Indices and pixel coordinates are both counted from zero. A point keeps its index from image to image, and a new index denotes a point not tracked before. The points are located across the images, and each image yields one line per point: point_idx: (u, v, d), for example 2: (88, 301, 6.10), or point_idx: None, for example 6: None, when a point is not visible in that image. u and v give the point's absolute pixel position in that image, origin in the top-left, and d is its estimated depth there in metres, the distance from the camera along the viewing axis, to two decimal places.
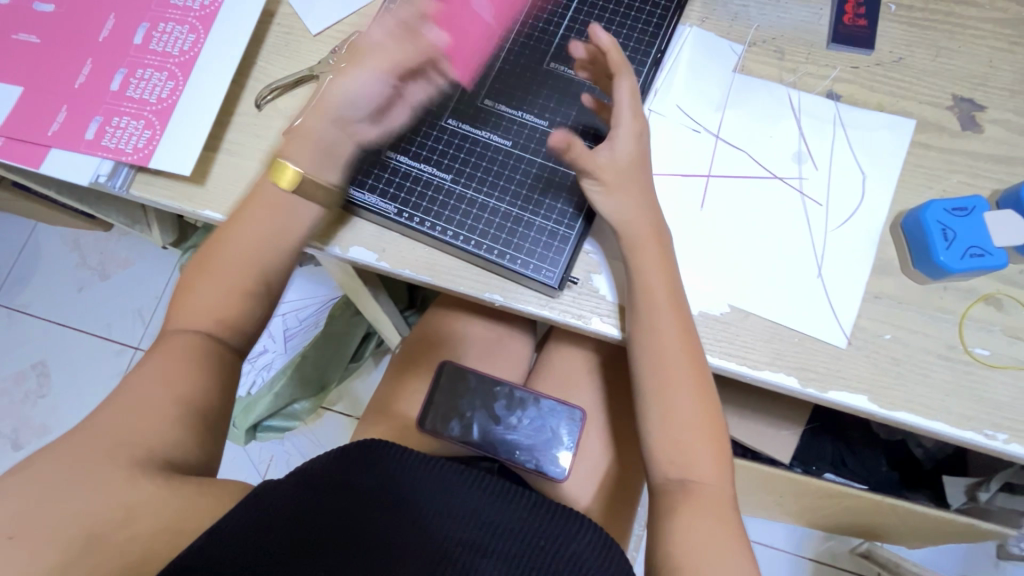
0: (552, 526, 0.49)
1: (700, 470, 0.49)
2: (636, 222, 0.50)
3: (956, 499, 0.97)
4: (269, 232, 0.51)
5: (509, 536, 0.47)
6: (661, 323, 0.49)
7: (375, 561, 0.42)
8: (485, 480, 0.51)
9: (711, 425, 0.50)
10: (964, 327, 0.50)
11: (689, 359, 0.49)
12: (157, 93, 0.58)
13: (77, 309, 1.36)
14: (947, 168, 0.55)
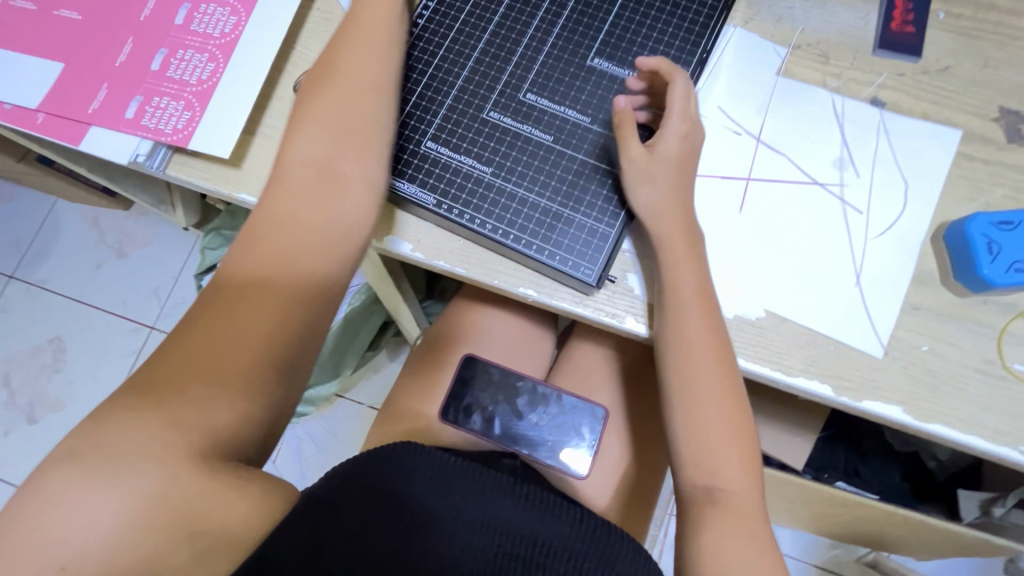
0: (597, 546, 0.50)
1: (729, 477, 0.49)
2: (676, 224, 0.50)
3: (969, 512, 0.95)
4: (382, 64, 0.50)
5: (556, 554, 0.48)
6: (693, 329, 0.49)
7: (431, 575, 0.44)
8: (533, 496, 0.52)
9: (742, 430, 0.50)
10: (1003, 342, 0.50)
11: (722, 364, 0.49)
12: (197, 75, 0.58)
13: (95, 286, 1.37)
14: (991, 181, 0.54)
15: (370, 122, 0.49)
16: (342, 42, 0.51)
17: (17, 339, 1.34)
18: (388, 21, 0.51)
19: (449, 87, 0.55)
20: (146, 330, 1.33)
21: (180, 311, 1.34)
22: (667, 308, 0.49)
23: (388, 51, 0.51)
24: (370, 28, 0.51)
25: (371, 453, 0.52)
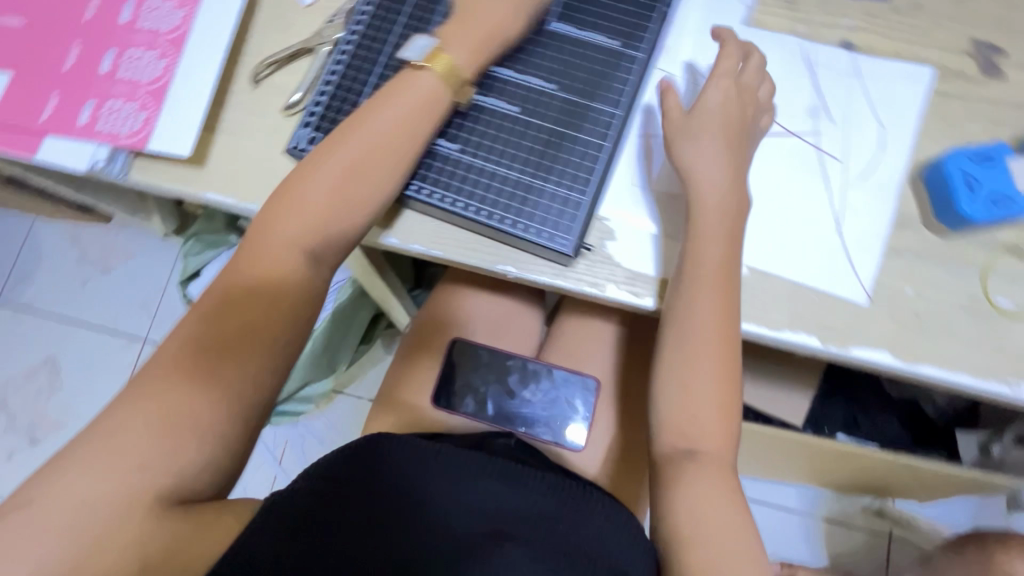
0: (570, 509, 0.52)
1: (707, 443, 0.49)
2: (715, 190, 0.49)
3: (968, 453, 0.96)
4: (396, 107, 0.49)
5: (527, 525, 0.49)
6: (702, 301, 0.48)
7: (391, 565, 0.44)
8: (499, 467, 0.53)
9: (725, 398, 0.49)
10: (987, 279, 0.49)
11: (726, 337, 0.48)
12: (150, 73, 0.56)
13: (82, 304, 1.35)
14: (967, 117, 0.53)
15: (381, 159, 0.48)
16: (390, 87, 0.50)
17: (9, 363, 1.33)
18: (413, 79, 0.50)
19: None
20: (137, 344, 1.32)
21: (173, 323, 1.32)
22: (683, 279, 0.49)
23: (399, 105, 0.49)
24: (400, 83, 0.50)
25: (361, 442, 0.52)
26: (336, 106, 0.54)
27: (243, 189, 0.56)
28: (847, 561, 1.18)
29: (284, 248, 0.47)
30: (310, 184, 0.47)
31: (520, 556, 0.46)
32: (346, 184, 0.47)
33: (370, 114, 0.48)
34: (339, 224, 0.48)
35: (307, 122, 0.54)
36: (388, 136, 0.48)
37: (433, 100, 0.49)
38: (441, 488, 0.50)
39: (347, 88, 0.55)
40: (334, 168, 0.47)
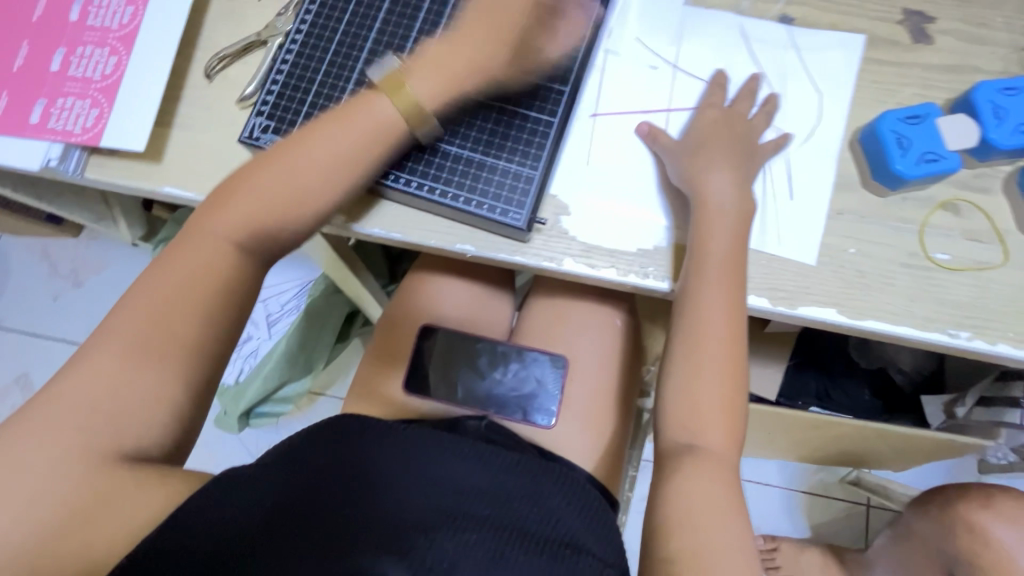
0: (533, 486, 0.53)
1: (709, 438, 0.48)
2: (727, 194, 0.51)
3: (935, 419, 0.98)
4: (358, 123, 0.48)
5: (486, 500, 0.50)
6: (710, 296, 0.49)
7: (340, 536, 0.43)
8: (463, 449, 0.54)
9: (730, 390, 0.48)
10: (925, 234, 0.52)
11: (732, 333, 0.49)
12: (101, 70, 0.56)
13: (53, 318, 1.33)
14: (900, 82, 0.55)
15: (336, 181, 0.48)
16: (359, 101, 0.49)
17: None
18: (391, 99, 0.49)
19: (358, 52, 0.56)
20: None
21: None
22: (692, 274, 0.50)
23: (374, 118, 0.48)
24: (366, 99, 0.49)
25: (330, 421, 0.54)
26: (289, 93, 0.55)
27: (200, 181, 0.56)
28: (827, 532, 1.21)
29: (229, 254, 0.47)
30: (253, 189, 0.47)
31: (477, 528, 0.46)
32: (295, 189, 0.47)
33: (336, 129, 0.48)
34: (283, 236, 0.48)
35: (260, 111, 0.55)
36: (352, 155, 0.48)
37: (396, 122, 0.48)
38: (400, 468, 0.51)
39: (299, 77, 0.55)
40: (281, 173, 0.48)
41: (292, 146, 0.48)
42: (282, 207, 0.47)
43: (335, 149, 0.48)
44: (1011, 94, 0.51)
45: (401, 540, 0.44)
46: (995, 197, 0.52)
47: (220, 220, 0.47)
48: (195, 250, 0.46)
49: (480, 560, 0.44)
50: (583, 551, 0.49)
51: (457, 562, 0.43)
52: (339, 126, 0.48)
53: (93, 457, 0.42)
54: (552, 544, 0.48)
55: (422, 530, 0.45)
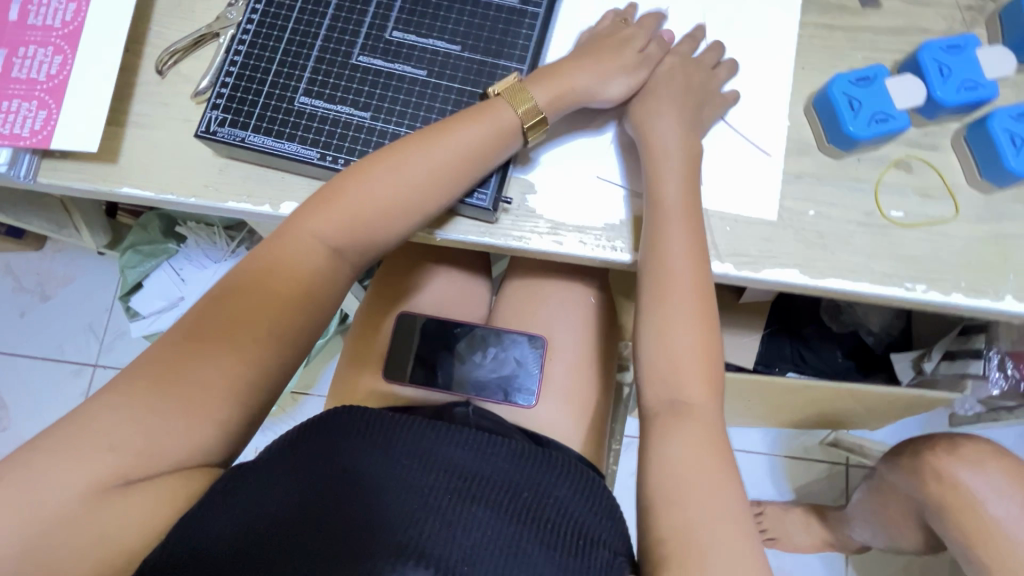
0: (537, 474, 0.54)
1: (691, 390, 0.49)
2: (673, 142, 0.52)
3: (904, 375, 1.00)
4: (433, 156, 0.50)
5: (495, 486, 0.51)
6: (673, 247, 0.50)
7: (362, 535, 0.45)
8: (466, 437, 0.55)
9: (706, 337, 0.50)
10: (879, 193, 0.53)
11: (696, 283, 0.50)
12: (46, 70, 0.55)
13: (22, 334, 1.29)
14: (851, 46, 0.56)
15: (405, 212, 0.51)
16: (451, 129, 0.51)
17: None
18: (483, 135, 0.51)
19: (312, 39, 0.54)
20: (87, 368, 1.27)
21: (123, 343, 1.28)
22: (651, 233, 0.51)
23: (436, 150, 0.50)
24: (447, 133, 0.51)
25: (319, 418, 0.54)
26: (244, 84, 0.54)
27: (157, 180, 0.55)
28: (810, 493, 1.24)
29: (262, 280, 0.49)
30: (347, 208, 0.50)
31: (488, 516, 0.48)
32: (355, 219, 0.50)
33: (406, 155, 0.50)
34: (296, 245, 0.50)
35: (215, 104, 0.54)
36: (421, 188, 0.50)
37: (467, 157, 0.50)
38: (409, 457, 0.52)
39: (253, 67, 0.54)
40: (357, 200, 0.50)
41: (368, 172, 0.51)
42: (346, 229, 0.51)
43: (429, 174, 0.50)
44: (955, 52, 0.52)
45: (415, 533, 0.46)
46: (945, 153, 0.54)
47: (288, 244, 0.50)
48: (265, 273, 0.50)
49: (492, 550, 0.46)
50: (596, 543, 0.50)
51: (475, 553, 0.46)
52: (419, 151, 0.50)
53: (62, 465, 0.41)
54: (564, 535, 0.49)
55: (437, 518, 0.47)
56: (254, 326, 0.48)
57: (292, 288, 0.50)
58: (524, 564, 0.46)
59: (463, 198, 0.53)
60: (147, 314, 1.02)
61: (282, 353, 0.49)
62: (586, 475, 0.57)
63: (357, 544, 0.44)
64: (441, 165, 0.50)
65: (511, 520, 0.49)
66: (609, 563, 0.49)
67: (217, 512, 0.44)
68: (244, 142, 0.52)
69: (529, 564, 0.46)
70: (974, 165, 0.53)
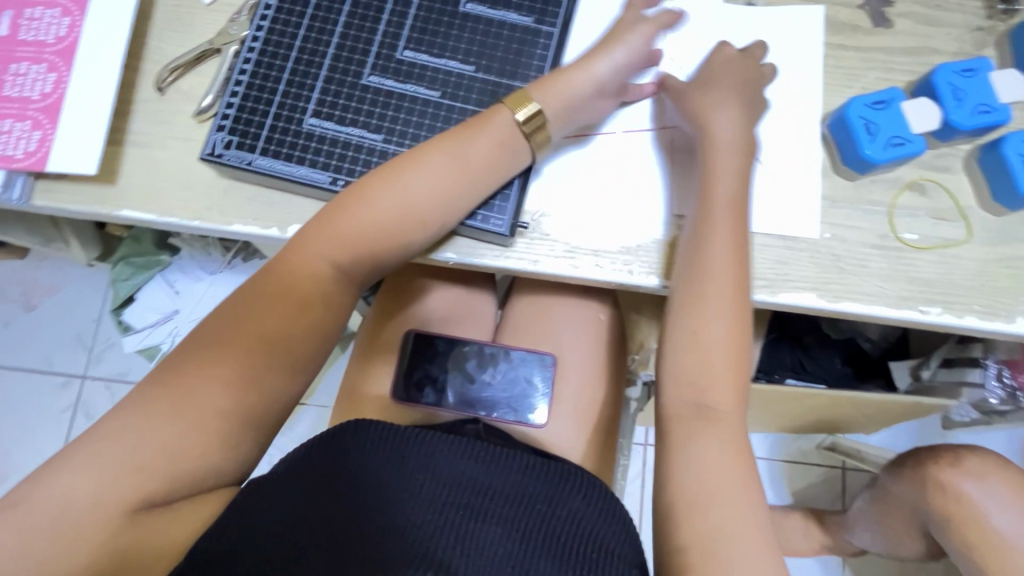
0: (549, 485, 0.53)
1: (713, 389, 0.47)
2: (728, 130, 0.51)
3: (902, 381, 1.00)
4: (449, 167, 0.50)
5: (506, 499, 0.50)
6: (716, 246, 0.49)
7: (369, 551, 0.44)
8: (477, 448, 0.54)
9: (736, 329, 0.48)
10: (893, 216, 0.53)
11: (737, 270, 0.48)
12: (40, 88, 0.52)
13: (7, 346, 1.26)
14: (864, 66, 0.56)
15: (419, 226, 0.49)
16: (466, 140, 0.50)
17: None
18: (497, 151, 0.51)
19: (321, 58, 0.54)
20: (75, 381, 1.24)
21: (112, 354, 1.25)
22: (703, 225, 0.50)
23: (450, 163, 0.50)
24: (457, 140, 0.50)
25: (336, 430, 0.51)
26: (250, 105, 0.53)
27: (159, 201, 0.53)
28: (807, 497, 1.26)
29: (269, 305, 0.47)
30: (358, 219, 0.48)
31: (498, 531, 0.47)
32: (366, 241, 0.49)
33: (415, 165, 0.49)
34: (306, 271, 0.48)
35: (221, 125, 0.53)
36: (436, 201, 0.49)
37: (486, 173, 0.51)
38: (419, 469, 0.50)
39: (259, 88, 0.53)
40: (362, 210, 0.48)
41: (377, 180, 0.49)
42: (359, 253, 0.49)
43: (442, 178, 0.49)
44: (968, 75, 0.52)
45: (427, 552, 0.44)
46: (957, 175, 0.54)
47: (297, 264, 0.48)
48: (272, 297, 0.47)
49: (505, 566, 0.45)
50: (607, 553, 0.48)
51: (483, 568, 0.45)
52: (438, 162, 0.50)
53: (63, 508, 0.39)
54: (576, 548, 0.48)
55: (445, 533, 0.46)
56: (263, 356, 0.45)
57: (302, 319, 0.47)
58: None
59: (463, 219, 0.52)
60: (142, 328, 1.00)
61: (294, 383, 0.48)
62: (599, 484, 0.55)
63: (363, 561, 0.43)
64: (451, 173, 0.50)
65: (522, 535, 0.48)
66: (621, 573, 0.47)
67: (220, 545, 0.42)
68: (252, 164, 0.52)
69: None
70: (987, 187, 0.53)
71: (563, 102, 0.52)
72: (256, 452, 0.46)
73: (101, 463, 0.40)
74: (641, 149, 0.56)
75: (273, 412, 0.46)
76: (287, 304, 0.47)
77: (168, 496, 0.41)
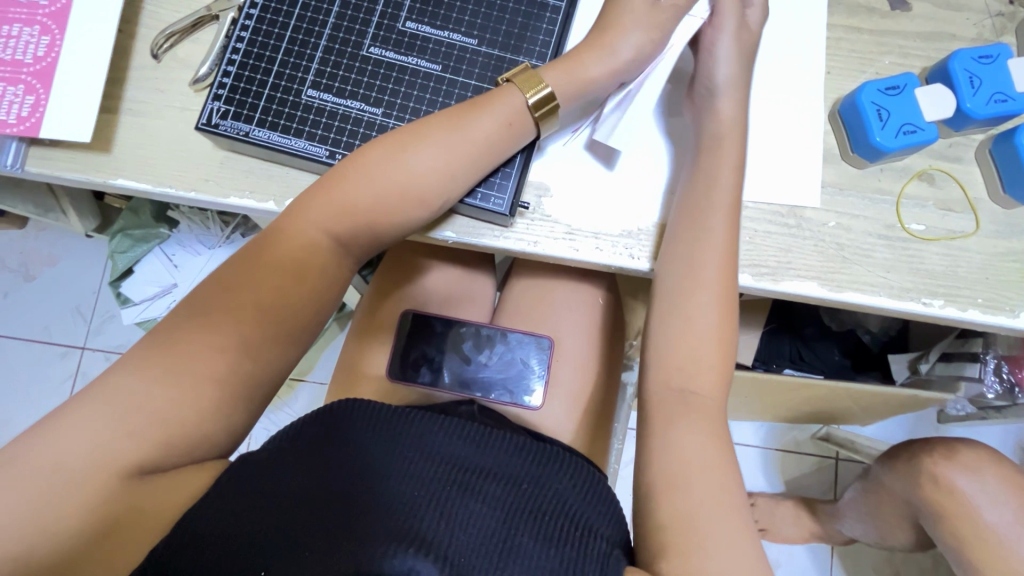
0: (535, 465, 0.53)
1: (704, 373, 0.47)
2: (717, 107, 0.51)
3: (900, 375, 0.99)
4: (444, 134, 0.48)
5: (493, 477, 0.50)
6: (707, 227, 0.49)
7: (358, 517, 0.44)
8: (466, 427, 0.54)
9: (732, 313, 0.48)
10: (900, 206, 0.52)
11: (732, 262, 0.48)
12: (32, 52, 0.51)
13: (7, 316, 1.26)
14: (878, 51, 0.55)
15: (419, 198, 0.48)
16: (462, 111, 0.49)
17: None
18: (497, 122, 0.49)
19: (320, 27, 0.52)
20: (75, 352, 1.24)
21: (111, 326, 1.25)
22: (699, 212, 0.49)
23: (448, 135, 0.48)
24: (451, 113, 0.49)
25: (326, 411, 0.52)
26: (248, 74, 0.52)
27: (155, 172, 0.52)
28: (800, 487, 1.26)
29: (264, 280, 0.46)
30: (353, 189, 0.47)
31: (485, 505, 0.47)
32: (364, 216, 0.48)
33: (410, 135, 0.48)
34: (300, 245, 0.47)
35: (217, 95, 0.52)
36: (432, 174, 0.48)
37: (480, 142, 0.49)
38: (407, 445, 0.51)
39: (257, 56, 0.52)
40: (358, 181, 0.48)
41: (370, 152, 0.48)
42: (358, 229, 0.49)
43: (438, 146, 0.48)
44: (987, 62, 0.51)
45: (412, 526, 0.44)
46: (967, 165, 0.53)
47: (291, 236, 0.47)
48: (266, 272, 0.46)
49: (489, 544, 0.44)
50: (595, 534, 0.48)
51: (472, 538, 0.44)
52: (437, 131, 0.48)
53: (48, 479, 0.38)
54: (563, 526, 0.47)
55: (434, 506, 0.46)
56: (258, 330, 0.45)
57: (298, 297, 0.47)
58: (529, 554, 0.45)
59: (463, 198, 0.51)
60: (139, 301, 0.99)
61: (286, 359, 0.47)
62: (586, 470, 0.55)
63: (353, 526, 0.43)
64: (448, 148, 0.48)
65: (509, 514, 0.47)
66: (608, 553, 0.46)
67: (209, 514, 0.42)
68: (249, 136, 0.51)
69: (525, 552, 0.45)
70: (997, 179, 0.52)
71: (576, 84, 0.51)
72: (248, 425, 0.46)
73: (91, 433, 0.40)
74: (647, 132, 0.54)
75: (266, 385, 0.46)
76: (282, 279, 0.47)
77: (159, 466, 0.41)
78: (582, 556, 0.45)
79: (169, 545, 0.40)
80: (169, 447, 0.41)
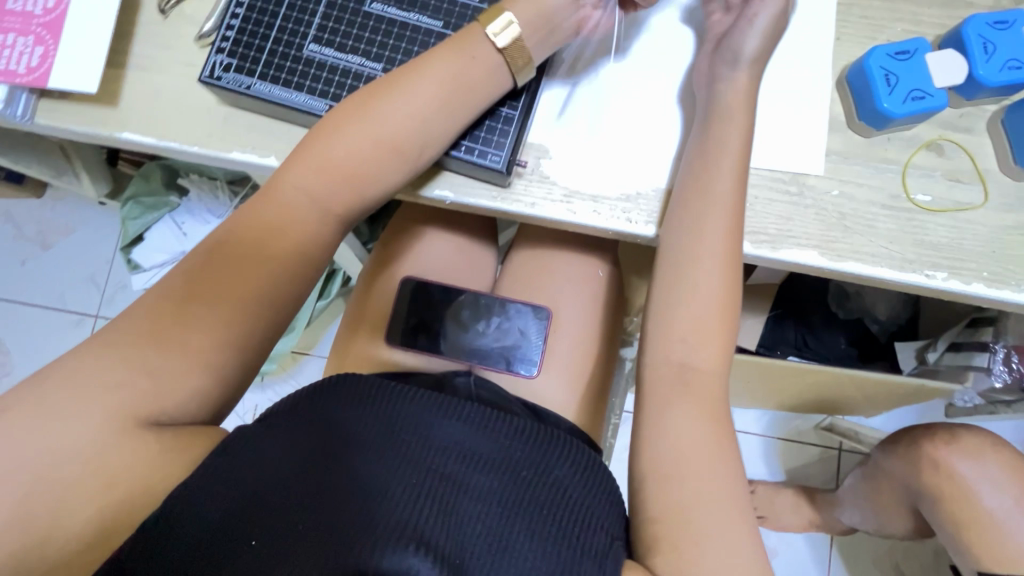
0: (536, 452, 0.50)
1: (695, 335, 0.48)
2: (720, 68, 0.50)
3: (907, 365, 0.97)
4: (439, 88, 0.48)
5: (492, 468, 0.48)
6: (706, 189, 0.48)
7: (347, 506, 0.42)
8: (466, 411, 0.51)
9: (728, 276, 0.48)
10: (907, 175, 0.51)
11: (731, 226, 0.48)
12: (42, 4, 0.52)
13: (25, 283, 1.29)
14: (890, 18, 0.53)
15: (418, 153, 0.49)
16: (443, 61, 0.49)
17: None
18: (482, 72, 0.49)
19: None
20: (88, 319, 1.27)
21: (124, 295, 1.28)
22: (698, 174, 0.49)
23: (440, 89, 0.49)
24: (447, 69, 0.49)
25: (323, 385, 0.51)
26: (251, 28, 0.52)
27: (160, 126, 0.53)
28: (801, 476, 1.25)
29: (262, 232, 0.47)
30: (351, 144, 0.48)
31: (481, 502, 0.45)
32: (362, 171, 0.49)
33: (406, 90, 0.48)
34: (298, 197, 0.48)
35: (221, 49, 0.52)
36: (428, 130, 0.49)
37: (467, 92, 0.49)
38: (404, 428, 0.49)
39: (260, 11, 0.53)
40: (354, 137, 0.48)
41: (369, 109, 0.48)
42: (355, 184, 0.49)
43: (427, 100, 0.48)
44: (1001, 28, 0.50)
45: (404, 520, 0.42)
46: (977, 136, 0.52)
47: (289, 188, 0.48)
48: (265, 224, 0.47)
49: (485, 542, 0.43)
50: (593, 527, 0.46)
51: (465, 537, 0.43)
52: (428, 84, 0.48)
53: (49, 414, 0.39)
54: (561, 522, 0.46)
55: (428, 498, 0.44)
56: (255, 279, 0.46)
57: (295, 249, 0.48)
58: (524, 555, 0.43)
59: (448, 150, 0.51)
60: (148, 268, 1.01)
61: (282, 310, 0.48)
62: (589, 455, 0.52)
63: (342, 515, 0.42)
64: (438, 104, 0.49)
65: (507, 510, 0.45)
66: (604, 548, 0.45)
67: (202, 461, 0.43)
68: (251, 89, 0.51)
69: (521, 552, 0.43)
70: (1009, 150, 0.51)
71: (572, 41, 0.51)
72: (244, 373, 0.47)
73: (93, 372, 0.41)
74: (648, 95, 0.54)
75: (262, 334, 0.47)
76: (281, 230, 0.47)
77: (155, 407, 0.42)
78: (580, 554, 0.44)
79: (164, 485, 0.41)
80: (166, 389, 0.43)
